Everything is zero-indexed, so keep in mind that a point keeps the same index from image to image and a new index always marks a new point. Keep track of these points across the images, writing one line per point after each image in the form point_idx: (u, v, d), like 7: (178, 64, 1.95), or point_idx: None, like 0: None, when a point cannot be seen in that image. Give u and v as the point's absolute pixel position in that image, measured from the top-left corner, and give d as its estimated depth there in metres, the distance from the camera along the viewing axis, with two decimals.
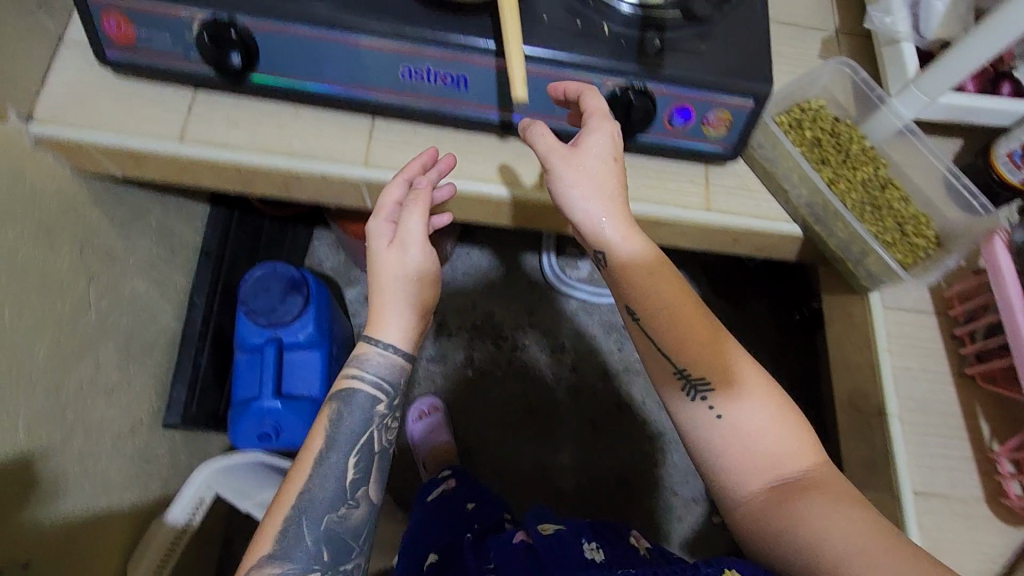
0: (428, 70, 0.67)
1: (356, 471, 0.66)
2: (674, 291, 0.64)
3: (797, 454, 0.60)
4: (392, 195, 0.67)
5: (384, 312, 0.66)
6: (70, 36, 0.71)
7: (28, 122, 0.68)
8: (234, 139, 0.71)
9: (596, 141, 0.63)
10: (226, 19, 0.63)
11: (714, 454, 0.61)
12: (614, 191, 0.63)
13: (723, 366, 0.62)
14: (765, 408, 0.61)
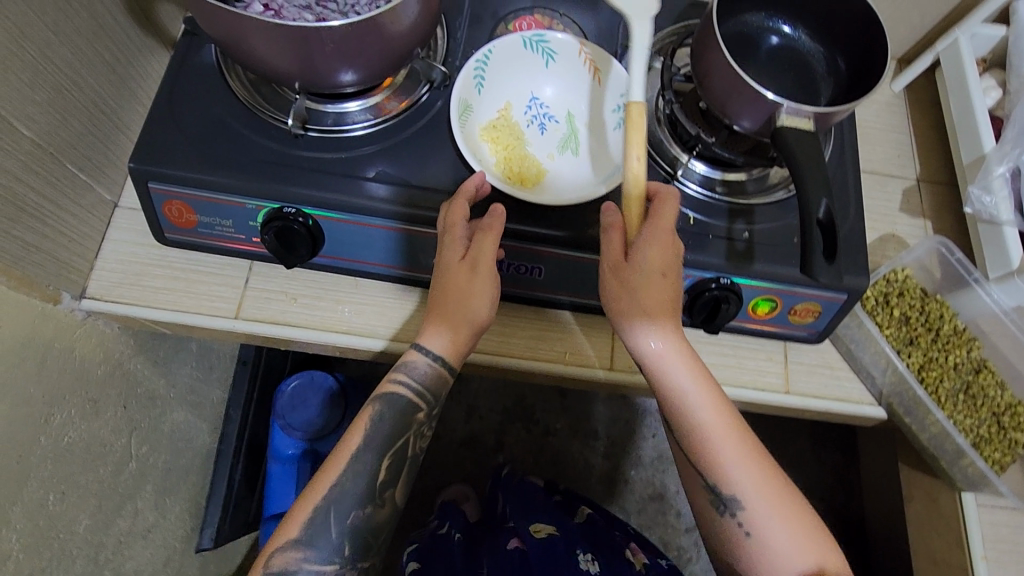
0: (503, 260, 0.62)
1: (389, 470, 0.58)
2: (707, 400, 0.56)
3: (819, 556, 0.53)
4: (460, 214, 0.56)
5: (441, 326, 0.57)
6: (125, 203, 0.70)
7: (80, 299, 0.66)
8: (293, 316, 0.68)
9: (662, 248, 0.53)
10: (295, 212, 0.60)
11: (742, 569, 0.55)
12: (668, 305, 0.54)
13: (743, 455, 0.55)
14: (784, 513, 0.54)
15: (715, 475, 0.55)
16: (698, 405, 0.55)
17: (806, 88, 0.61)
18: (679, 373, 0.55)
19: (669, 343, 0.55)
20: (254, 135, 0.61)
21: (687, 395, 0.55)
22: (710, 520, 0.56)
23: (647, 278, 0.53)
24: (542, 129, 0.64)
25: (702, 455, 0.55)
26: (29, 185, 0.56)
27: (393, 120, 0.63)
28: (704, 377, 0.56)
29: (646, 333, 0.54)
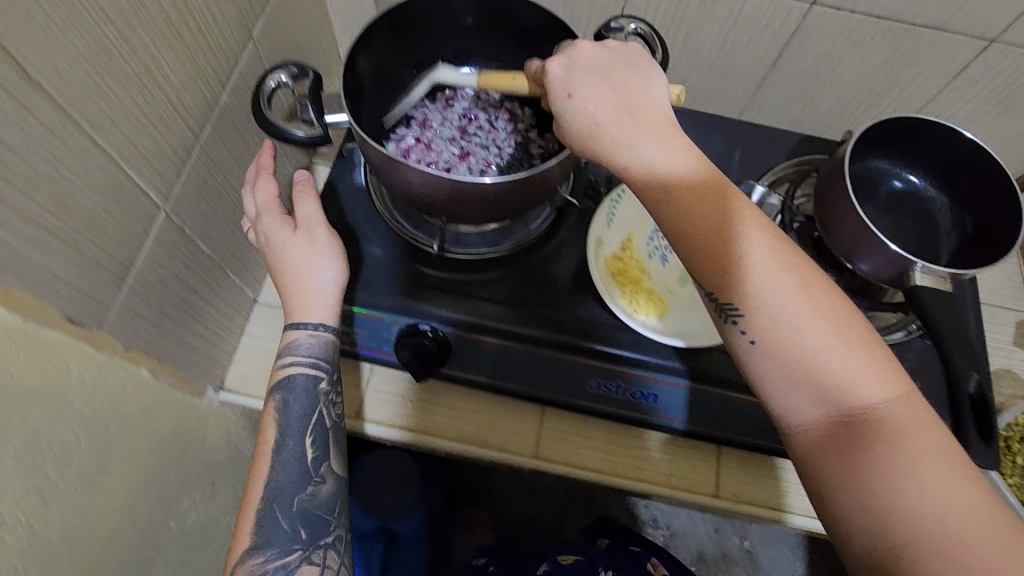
0: (616, 382, 0.64)
1: (316, 444, 0.59)
2: (699, 189, 0.44)
3: (856, 371, 0.40)
4: (271, 196, 0.60)
5: (304, 293, 0.59)
6: (262, 300, 0.76)
7: (219, 391, 0.71)
8: (410, 421, 0.71)
9: (567, 77, 0.47)
10: (428, 329, 0.64)
11: (765, 383, 0.42)
12: (613, 109, 0.46)
13: (756, 253, 0.42)
14: (809, 324, 0.41)
15: (718, 282, 0.43)
16: (679, 166, 0.45)
17: (928, 242, 0.62)
18: (680, 175, 0.44)
19: (653, 129, 0.46)
20: (395, 255, 0.67)
21: (675, 174, 0.45)
22: (721, 335, 0.45)
23: (584, 108, 0.46)
24: (664, 261, 0.66)
25: (704, 254, 0.43)
26: (196, 293, 0.62)
27: (522, 245, 0.68)
28: (690, 154, 0.45)
29: (608, 141, 0.46)
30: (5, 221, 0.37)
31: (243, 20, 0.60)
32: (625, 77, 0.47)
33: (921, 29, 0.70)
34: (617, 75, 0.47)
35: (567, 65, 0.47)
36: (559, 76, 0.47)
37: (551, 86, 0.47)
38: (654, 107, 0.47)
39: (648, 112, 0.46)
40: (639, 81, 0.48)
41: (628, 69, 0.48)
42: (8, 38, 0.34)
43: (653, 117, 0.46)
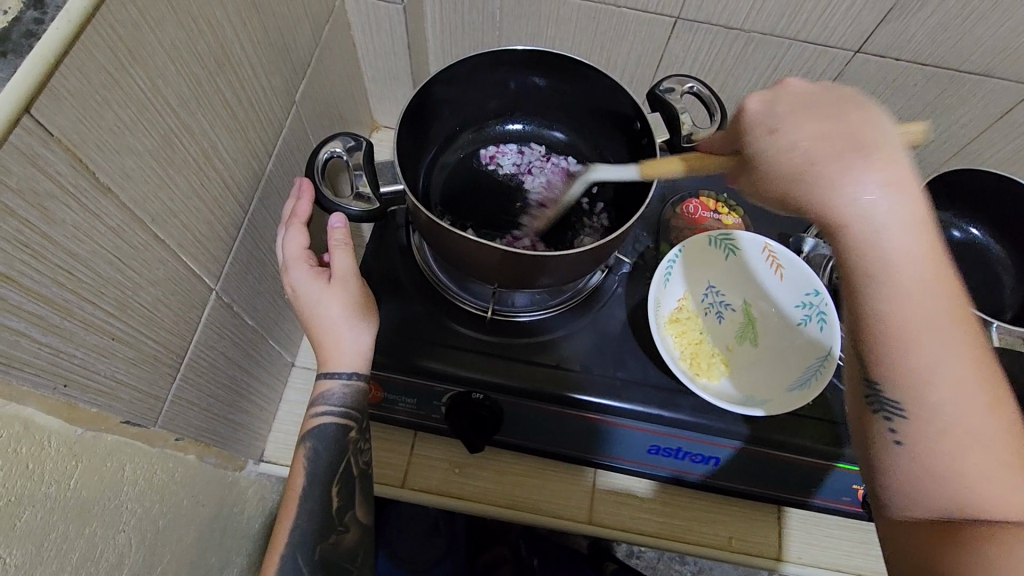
0: (678, 446, 0.62)
1: (342, 492, 0.54)
2: (909, 261, 0.36)
3: (1012, 500, 0.33)
4: (301, 246, 0.54)
5: (338, 344, 0.54)
6: (300, 363, 0.73)
7: (259, 463, 0.67)
8: (459, 488, 0.69)
9: (769, 113, 0.42)
10: (481, 397, 0.61)
11: (895, 475, 0.36)
12: (834, 149, 0.39)
13: (947, 347, 0.35)
14: (977, 437, 0.34)
15: (877, 362, 0.37)
16: (888, 227, 0.36)
17: (990, 296, 0.62)
18: (886, 240, 0.36)
19: (886, 177, 0.37)
20: (443, 318, 0.64)
21: (866, 235, 0.37)
22: (858, 414, 0.39)
23: (793, 146, 0.40)
24: (720, 318, 0.66)
25: (875, 333, 0.36)
26: (242, 368, 0.59)
27: (573, 304, 0.66)
28: (920, 223, 0.37)
29: (810, 184, 0.39)
30: (73, 334, 0.35)
31: (286, 87, 0.58)
32: (852, 115, 0.40)
33: (967, 74, 0.69)
34: (846, 116, 0.40)
35: (771, 99, 0.43)
36: (760, 113, 0.43)
37: (750, 123, 0.43)
38: (888, 141, 0.39)
39: (888, 154, 0.38)
40: (871, 119, 0.40)
41: (849, 102, 0.41)
42: (81, 146, 0.33)
43: (888, 159, 0.38)
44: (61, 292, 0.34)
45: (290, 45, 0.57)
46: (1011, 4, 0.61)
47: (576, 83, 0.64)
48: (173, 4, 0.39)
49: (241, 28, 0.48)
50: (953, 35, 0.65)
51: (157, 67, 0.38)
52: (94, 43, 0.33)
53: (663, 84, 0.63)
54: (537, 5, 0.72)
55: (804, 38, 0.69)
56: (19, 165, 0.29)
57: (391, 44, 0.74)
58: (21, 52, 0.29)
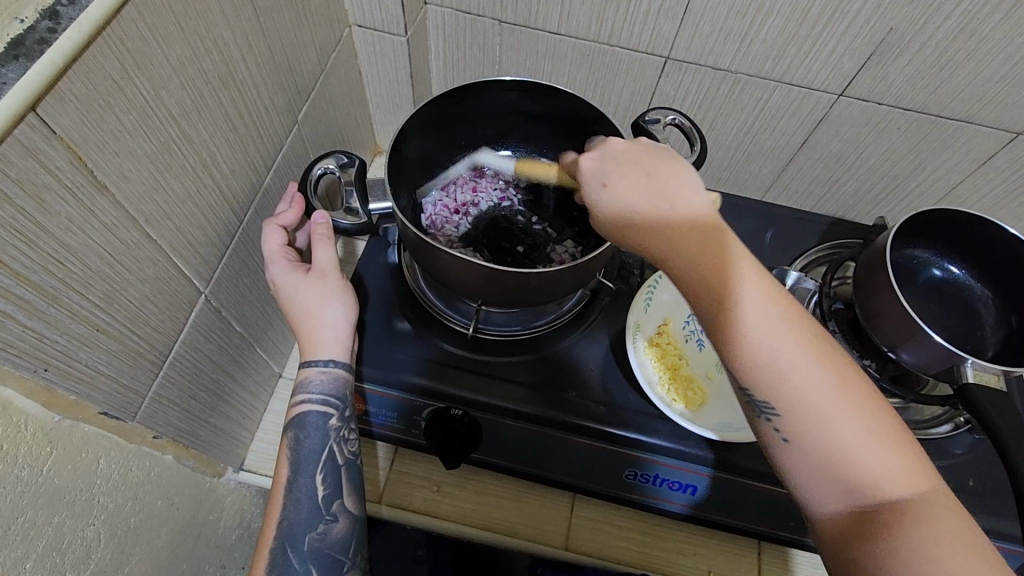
0: (656, 472, 0.61)
1: (328, 481, 0.53)
2: (734, 280, 0.41)
3: (880, 464, 0.37)
4: (276, 244, 0.55)
5: (319, 335, 0.55)
6: (287, 374, 0.74)
7: (238, 471, 0.68)
8: (438, 508, 0.68)
9: (601, 168, 0.47)
10: (461, 413, 0.61)
11: (798, 466, 0.39)
12: (649, 195, 0.44)
13: (785, 347, 0.39)
14: (836, 418, 0.38)
15: (743, 373, 0.40)
16: (710, 257, 0.41)
17: (973, 335, 0.63)
18: (709, 267, 0.41)
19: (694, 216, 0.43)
20: (430, 334, 0.65)
21: (697, 271, 0.41)
22: (747, 422, 0.42)
23: (619, 195, 0.45)
24: (700, 345, 0.66)
25: (732, 349, 0.40)
26: (226, 372, 0.60)
27: (557, 325, 0.67)
28: (734, 247, 0.42)
29: (653, 226, 0.43)
30: (58, 321, 0.37)
31: (289, 107, 0.62)
32: (664, 165, 0.45)
33: (947, 120, 0.71)
34: (657, 165, 0.45)
35: (599, 159, 0.47)
36: (591, 171, 0.47)
37: (585, 179, 0.47)
38: (690, 184, 0.44)
39: (689, 194, 0.44)
40: (676, 164, 0.45)
41: (654, 151, 0.47)
42: (81, 144, 0.36)
43: (691, 201, 0.43)
44: (49, 280, 0.36)
45: (296, 69, 0.61)
46: (986, 55, 0.64)
47: (565, 114, 0.67)
48: (182, 24, 0.42)
49: (247, 49, 0.51)
50: (932, 82, 0.67)
51: (162, 79, 0.41)
52: (102, 52, 0.36)
53: (648, 116, 0.66)
54: (535, 42, 0.76)
55: (788, 81, 0.72)
56: (21, 157, 0.32)
57: (394, 74, 0.78)
58: (32, 57, 0.32)
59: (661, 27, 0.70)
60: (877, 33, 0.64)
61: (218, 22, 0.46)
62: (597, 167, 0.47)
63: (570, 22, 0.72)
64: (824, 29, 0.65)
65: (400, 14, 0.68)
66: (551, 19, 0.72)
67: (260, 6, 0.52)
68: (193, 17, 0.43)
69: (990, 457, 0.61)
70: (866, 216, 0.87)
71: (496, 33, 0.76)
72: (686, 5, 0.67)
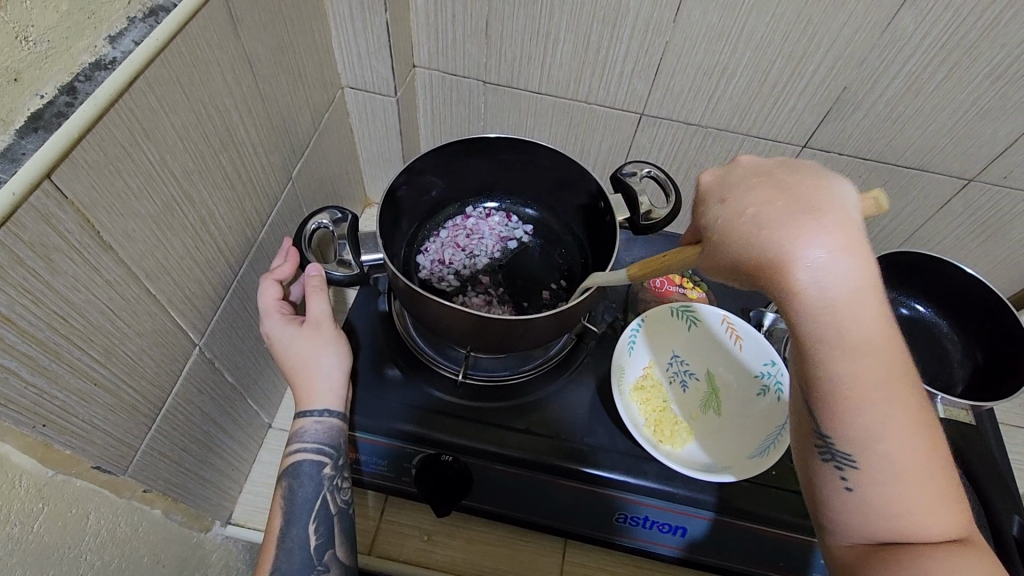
0: (644, 514, 0.62)
1: (321, 530, 0.53)
2: (853, 327, 0.37)
3: (944, 524, 0.36)
4: (271, 299, 0.57)
5: (314, 386, 0.56)
6: (278, 425, 0.74)
7: (226, 525, 0.66)
8: (428, 558, 0.68)
9: (723, 184, 0.43)
10: (451, 459, 0.62)
11: (854, 510, 0.39)
12: (784, 212, 0.38)
13: (891, 406, 0.37)
14: (919, 477, 0.37)
15: (829, 420, 0.39)
16: (844, 299, 0.37)
17: (942, 372, 0.65)
18: (837, 311, 0.37)
19: (839, 245, 0.37)
20: (420, 381, 0.67)
21: (825, 311, 0.37)
22: (809, 460, 0.42)
23: (742, 210, 0.40)
24: (684, 387, 0.68)
25: (825, 395, 0.38)
26: (216, 424, 0.61)
27: (543, 370, 0.69)
28: (873, 291, 0.37)
29: (766, 246, 0.38)
30: (59, 376, 0.38)
31: (284, 165, 0.64)
32: (806, 182, 0.39)
33: (904, 168, 0.76)
34: (796, 178, 0.40)
35: (722, 172, 0.43)
36: (713, 183, 0.43)
37: (704, 192, 0.43)
38: (842, 207, 0.38)
39: (837, 214, 0.38)
40: (821, 179, 0.39)
41: (797, 167, 0.41)
42: (90, 207, 0.38)
43: (840, 223, 0.37)
44: (52, 336, 0.37)
45: (291, 128, 0.64)
46: (933, 111, 0.69)
47: (547, 168, 0.70)
48: (187, 94, 0.45)
49: (247, 114, 0.55)
50: (886, 134, 0.73)
51: (167, 144, 0.44)
52: (114, 122, 0.38)
53: (625, 168, 0.69)
54: (517, 101, 0.81)
55: (755, 134, 0.77)
56: (34, 222, 0.34)
57: (384, 131, 0.82)
58: (50, 128, 0.35)
59: (635, 87, 0.75)
60: (833, 91, 0.70)
61: (219, 90, 0.50)
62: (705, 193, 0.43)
63: (550, 83, 0.77)
64: (784, 88, 0.71)
65: (390, 77, 0.73)
66: (532, 80, 0.77)
67: (259, 74, 0.55)
68: (197, 87, 0.46)
69: None
70: None
71: (481, 92, 0.81)
72: (657, 66, 0.72)
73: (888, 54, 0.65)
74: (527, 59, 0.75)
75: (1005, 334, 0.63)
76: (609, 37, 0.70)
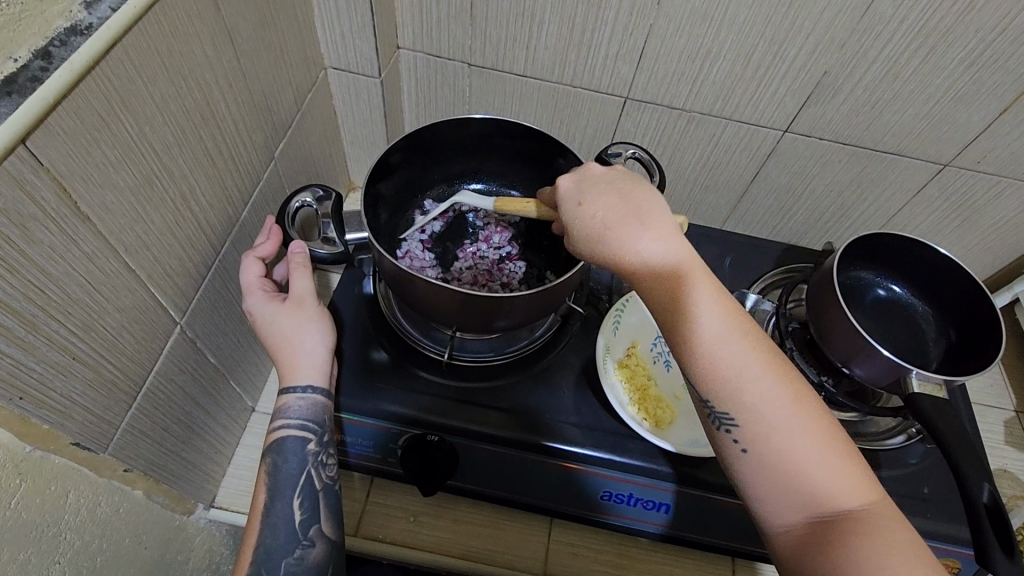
0: (629, 492, 0.63)
1: (307, 506, 0.53)
2: (696, 294, 0.43)
3: (834, 479, 0.38)
4: (253, 276, 0.56)
5: (297, 363, 0.56)
6: (261, 408, 0.74)
7: (209, 508, 0.66)
8: (414, 539, 0.68)
9: (577, 190, 0.49)
10: (437, 439, 0.62)
11: (758, 477, 0.40)
12: (620, 215, 0.46)
13: (745, 357, 0.41)
14: (793, 431, 0.39)
15: (706, 388, 0.42)
16: (674, 270, 0.44)
17: (918, 350, 0.67)
18: (676, 280, 0.43)
19: (659, 234, 0.45)
20: (408, 362, 0.66)
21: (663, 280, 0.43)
22: (707, 438, 0.43)
23: (592, 218, 0.47)
24: (668, 366, 0.69)
25: (694, 360, 0.42)
26: (198, 405, 0.60)
27: (530, 350, 0.69)
28: (692, 261, 0.44)
29: (611, 243, 0.45)
30: (36, 349, 0.38)
31: (266, 143, 0.64)
32: (632, 189, 0.48)
33: (883, 153, 0.77)
34: (628, 189, 0.48)
35: (576, 179, 0.50)
36: (570, 190, 0.49)
37: (563, 197, 0.50)
38: (659, 208, 0.46)
39: (656, 213, 0.46)
40: (644, 188, 0.48)
41: (626, 176, 0.49)
42: (67, 176, 0.37)
43: (658, 219, 0.46)
44: (29, 307, 0.36)
45: (273, 107, 0.63)
46: (910, 96, 0.70)
47: (533, 149, 0.70)
48: (166, 65, 0.44)
49: (228, 89, 0.54)
50: (864, 119, 0.74)
51: (146, 116, 0.43)
52: (91, 90, 0.37)
53: (610, 149, 0.70)
54: (502, 83, 0.80)
55: (738, 119, 0.78)
56: (9, 188, 0.33)
57: (369, 113, 0.81)
58: (24, 92, 0.34)
59: (620, 71, 0.75)
60: (813, 77, 0.71)
61: (200, 63, 0.49)
62: (566, 196, 0.50)
63: (535, 65, 0.77)
64: (765, 73, 0.72)
65: (374, 57, 0.72)
66: (518, 62, 0.77)
67: (239, 48, 0.54)
68: (178, 58, 0.46)
69: (941, 465, 0.65)
70: (816, 242, 0.93)
71: (466, 75, 0.80)
72: (641, 49, 0.72)
73: (866, 39, 0.66)
74: (513, 41, 0.75)
75: (977, 312, 0.65)
76: (594, 19, 0.70)
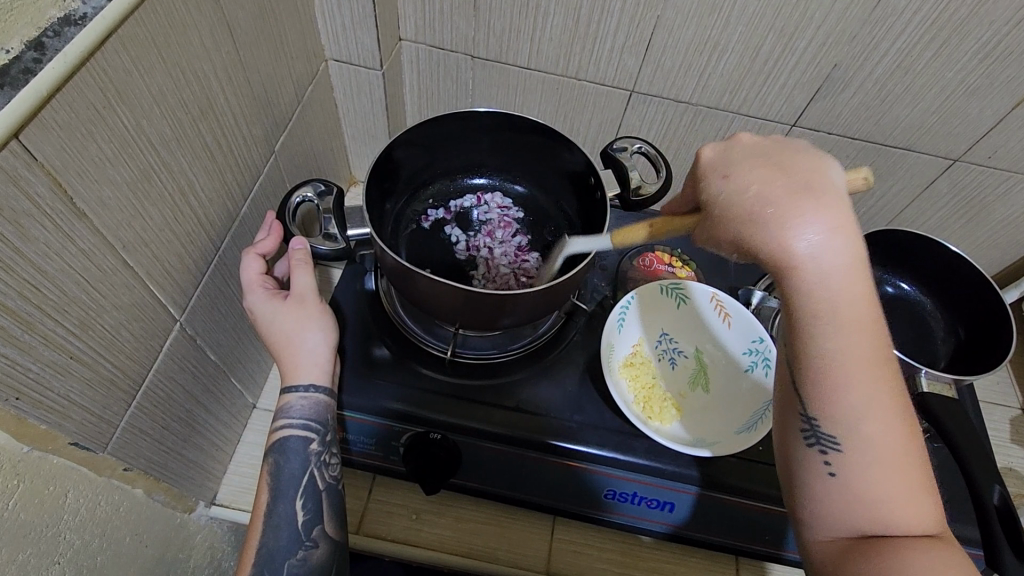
0: (632, 490, 0.62)
1: (308, 506, 0.52)
2: (848, 305, 0.37)
3: (911, 511, 0.37)
4: (253, 273, 0.55)
5: (298, 361, 0.55)
6: (263, 405, 0.73)
7: (210, 506, 0.65)
8: (416, 537, 0.67)
9: (723, 161, 0.41)
10: (439, 437, 0.61)
11: (831, 496, 0.40)
12: (785, 193, 0.37)
13: (875, 383, 0.38)
14: (889, 461, 0.38)
15: (818, 404, 0.39)
16: (838, 274, 0.37)
17: (926, 349, 0.66)
18: (829, 284, 0.37)
19: (835, 224, 0.37)
20: (409, 359, 0.66)
21: (818, 281, 0.37)
22: (791, 442, 0.42)
23: (746, 191, 0.39)
24: (673, 364, 0.68)
25: (819, 375, 0.38)
26: (199, 403, 0.59)
27: (533, 347, 0.68)
28: (861, 263, 0.37)
29: (768, 227, 0.37)
30: (32, 348, 0.37)
31: (267, 137, 0.62)
32: (803, 161, 0.39)
33: (892, 148, 0.76)
34: (796, 160, 0.39)
35: (723, 148, 0.42)
36: (714, 159, 0.42)
37: (705, 168, 0.42)
38: (836, 186, 0.38)
39: (835, 194, 0.38)
40: (817, 160, 0.39)
41: (789, 145, 0.41)
42: (62, 171, 0.36)
43: (835, 202, 0.37)
44: (25, 305, 0.36)
45: (273, 100, 0.62)
46: (921, 90, 0.69)
47: (537, 143, 0.69)
48: (163, 57, 0.43)
49: (227, 81, 0.53)
50: (874, 113, 0.73)
51: (143, 110, 0.42)
52: (86, 83, 0.36)
53: (615, 144, 0.69)
54: (506, 76, 0.79)
55: (745, 113, 0.77)
56: (2, 183, 0.32)
57: (370, 106, 0.80)
58: (17, 85, 0.33)
59: (625, 63, 0.74)
60: (822, 70, 0.70)
61: (197, 55, 0.48)
62: (710, 167, 0.41)
63: (539, 57, 0.76)
64: (774, 66, 0.70)
65: (376, 49, 0.71)
66: (521, 54, 0.76)
67: (239, 40, 0.53)
68: (175, 50, 0.45)
69: (948, 464, 0.64)
70: None
71: (469, 67, 0.79)
72: (647, 41, 0.71)
73: (878, 32, 0.65)
74: (517, 32, 0.73)
75: (987, 311, 0.64)
76: (599, 10, 0.69)
